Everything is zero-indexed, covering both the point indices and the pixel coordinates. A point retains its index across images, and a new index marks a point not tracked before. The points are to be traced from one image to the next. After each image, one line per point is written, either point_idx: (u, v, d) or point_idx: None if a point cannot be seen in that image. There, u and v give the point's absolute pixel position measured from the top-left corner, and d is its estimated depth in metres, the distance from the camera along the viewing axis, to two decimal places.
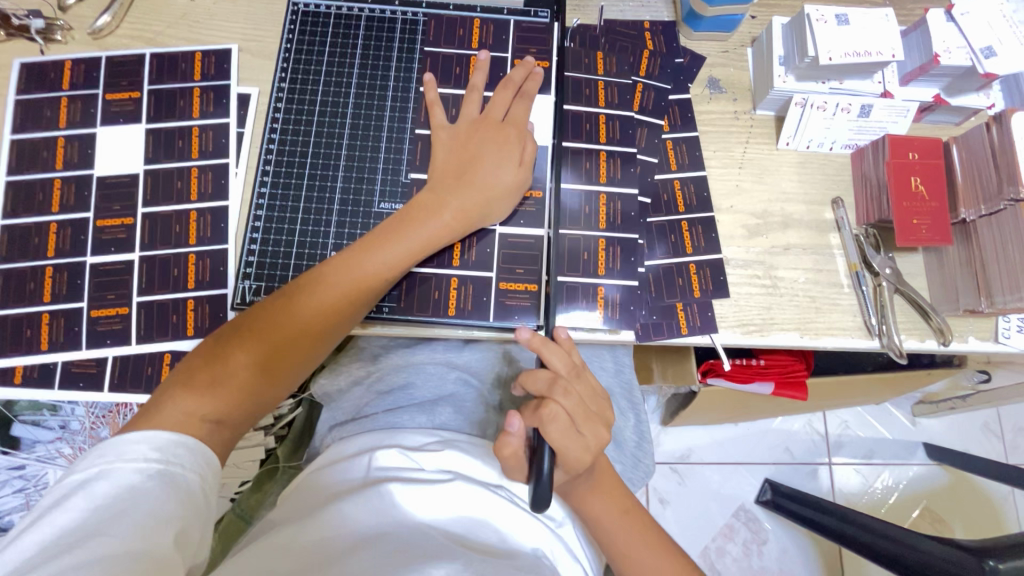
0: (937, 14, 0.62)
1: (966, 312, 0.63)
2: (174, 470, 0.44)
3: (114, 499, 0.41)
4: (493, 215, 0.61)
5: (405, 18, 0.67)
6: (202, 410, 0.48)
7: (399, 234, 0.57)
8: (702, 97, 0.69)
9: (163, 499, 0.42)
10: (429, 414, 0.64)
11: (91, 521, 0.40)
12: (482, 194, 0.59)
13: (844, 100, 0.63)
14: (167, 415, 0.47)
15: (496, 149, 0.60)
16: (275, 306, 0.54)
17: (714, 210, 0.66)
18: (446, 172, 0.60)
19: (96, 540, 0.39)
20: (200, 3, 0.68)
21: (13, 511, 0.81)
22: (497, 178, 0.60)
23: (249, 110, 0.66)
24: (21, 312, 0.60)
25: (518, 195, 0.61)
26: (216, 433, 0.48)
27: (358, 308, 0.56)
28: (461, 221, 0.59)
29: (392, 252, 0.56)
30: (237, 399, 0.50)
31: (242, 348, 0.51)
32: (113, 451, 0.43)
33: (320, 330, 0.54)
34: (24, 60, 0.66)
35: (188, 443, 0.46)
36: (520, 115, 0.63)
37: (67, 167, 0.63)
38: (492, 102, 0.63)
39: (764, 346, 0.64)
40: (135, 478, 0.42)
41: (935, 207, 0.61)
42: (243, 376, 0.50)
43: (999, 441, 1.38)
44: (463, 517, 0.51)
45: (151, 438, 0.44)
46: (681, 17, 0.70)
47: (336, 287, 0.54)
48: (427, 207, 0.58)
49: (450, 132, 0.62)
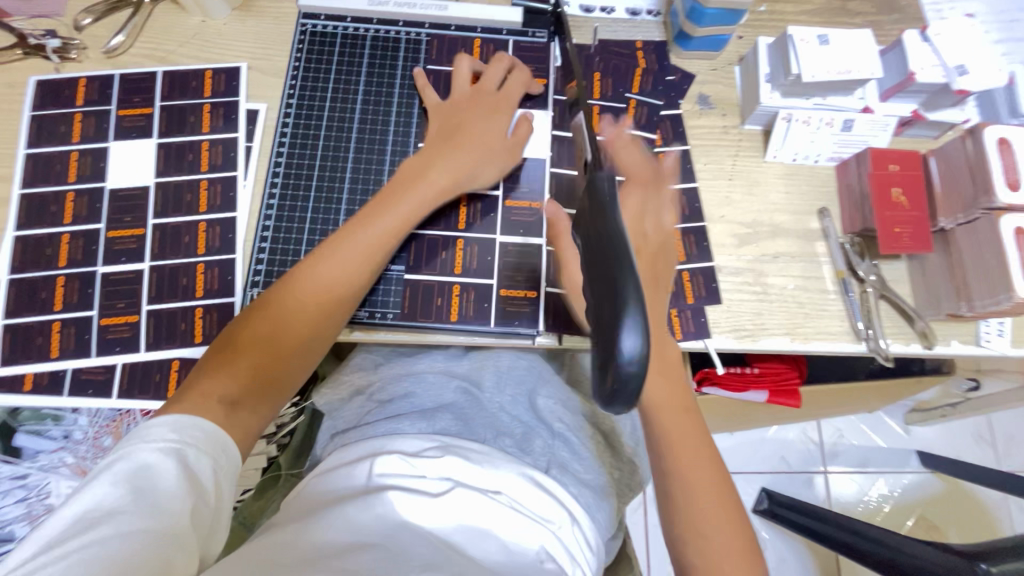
0: (912, 35, 0.66)
1: (948, 317, 0.65)
2: (189, 451, 0.46)
3: (135, 477, 0.43)
4: (481, 177, 0.63)
5: (408, 37, 0.70)
6: (219, 391, 0.51)
7: (392, 204, 0.59)
8: (692, 113, 0.72)
9: (177, 479, 0.44)
10: (429, 420, 0.65)
11: (114, 498, 0.42)
12: (471, 155, 0.63)
13: (827, 115, 0.67)
14: (186, 401, 0.49)
15: (482, 118, 0.65)
16: (277, 289, 0.56)
17: (706, 220, 0.69)
18: (437, 138, 0.64)
19: (117, 517, 0.41)
20: (211, 24, 0.71)
21: (15, 521, 0.78)
22: (484, 144, 0.64)
23: (257, 125, 0.68)
24: (33, 321, 0.62)
25: (508, 159, 0.64)
26: (233, 412, 0.51)
27: (359, 277, 0.57)
28: (451, 182, 0.62)
29: (386, 219, 0.59)
30: (247, 377, 0.52)
31: (250, 331, 0.54)
32: (136, 435, 0.46)
33: (330, 297, 0.56)
34: (40, 78, 0.68)
35: (205, 425, 0.48)
36: (510, 94, 0.67)
37: (80, 179, 0.65)
38: (483, 77, 0.67)
39: (756, 351, 0.66)
40: (153, 457, 0.45)
41: (916, 216, 0.64)
42: (248, 360, 0.53)
43: (991, 450, 1.40)
44: (461, 524, 0.52)
45: (170, 421, 0.47)
46: (671, 37, 0.73)
47: (336, 259, 0.56)
48: (414, 172, 0.61)
49: (442, 108, 0.66)
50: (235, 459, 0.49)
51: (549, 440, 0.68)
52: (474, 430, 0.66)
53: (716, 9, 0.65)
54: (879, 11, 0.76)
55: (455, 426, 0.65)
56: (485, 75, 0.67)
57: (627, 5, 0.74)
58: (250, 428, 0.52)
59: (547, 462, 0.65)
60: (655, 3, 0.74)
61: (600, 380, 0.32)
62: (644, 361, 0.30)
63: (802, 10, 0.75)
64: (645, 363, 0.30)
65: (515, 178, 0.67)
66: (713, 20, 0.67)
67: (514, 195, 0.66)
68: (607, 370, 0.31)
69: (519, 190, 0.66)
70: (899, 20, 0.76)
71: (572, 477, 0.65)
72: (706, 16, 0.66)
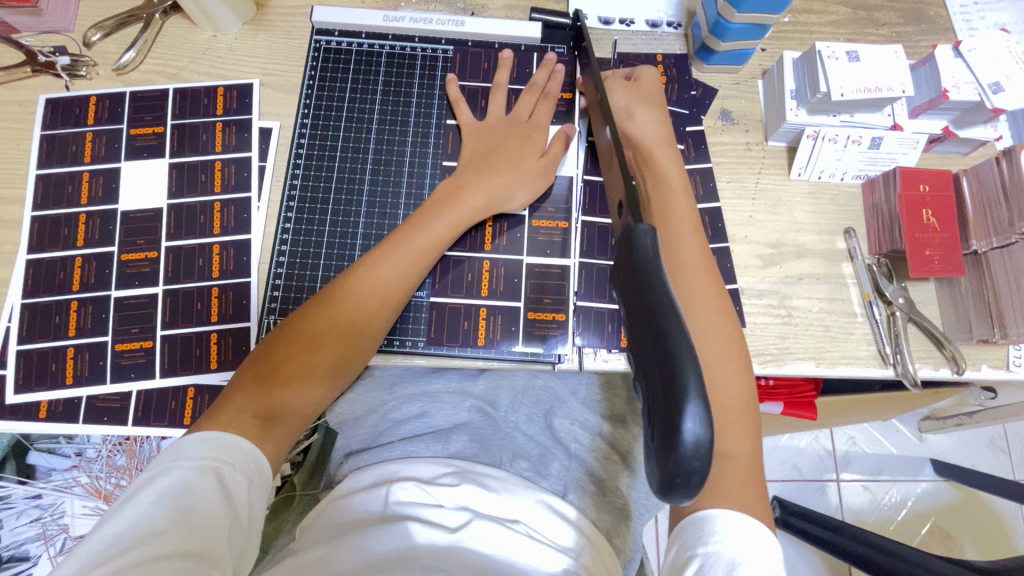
0: (945, 50, 0.64)
1: (979, 341, 0.64)
2: (226, 469, 0.46)
3: (174, 495, 0.43)
4: (516, 198, 0.62)
5: (425, 54, 0.69)
6: (250, 409, 0.50)
7: (427, 222, 0.58)
8: (714, 130, 0.70)
9: (214, 499, 0.44)
10: (444, 442, 0.64)
11: (152, 518, 0.42)
12: (504, 180, 0.61)
13: (854, 133, 0.65)
14: (221, 416, 0.49)
15: (518, 141, 0.64)
16: (317, 304, 0.55)
17: (729, 241, 0.67)
18: (472, 159, 0.63)
19: (157, 537, 0.40)
20: (222, 39, 0.69)
21: (30, 540, 0.83)
22: (519, 169, 0.62)
23: (271, 143, 0.66)
24: (46, 347, 0.61)
25: (540, 183, 0.63)
26: (268, 432, 0.50)
27: (393, 299, 0.56)
28: (483, 203, 0.60)
29: (421, 238, 0.58)
30: (281, 396, 0.52)
31: (282, 347, 0.53)
32: (174, 453, 0.46)
33: (361, 317, 0.55)
34: (50, 96, 0.67)
35: (240, 444, 0.48)
36: (542, 117, 0.65)
37: (92, 201, 0.64)
38: (516, 107, 0.66)
39: (780, 376, 0.64)
40: (190, 475, 0.44)
41: (947, 238, 0.63)
42: (280, 372, 0.52)
43: (1006, 458, 1.38)
44: (482, 555, 0.51)
45: (205, 438, 0.47)
46: (693, 50, 0.71)
47: (374, 277, 0.55)
48: (448, 194, 0.60)
49: (474, 129, 0.65)
50: (268, 482, 0.49)
51: (567, 462, 0.67)
52: (491, 451, 0.65)
53: (742, 24, 0.63)
54: (907, 21, 0.74)
55: (471, 449, 0.64)
56: (517, 104, 0.66)
57: (647, 18, 0.72)
58: (281, 449, 0.52)
59: (564, 486, 0.64)
60: (676, 15, 0.72)
61: (660, 461, 0.29)
62: (709, 449, 0.28)
63: (827, 21, 0.73)
64: (708, 448, 0.29)
65: (542, 196, 0.65)
66: (737, 34, 0.65)
67: (539, 212, 0.65)
68: (667, 453, 0.29)
69: (544, 209, 0.65)
70: (927, 31, 0.73)
71: (591, 500, 0.64)
72: (731, 31, 0.64)
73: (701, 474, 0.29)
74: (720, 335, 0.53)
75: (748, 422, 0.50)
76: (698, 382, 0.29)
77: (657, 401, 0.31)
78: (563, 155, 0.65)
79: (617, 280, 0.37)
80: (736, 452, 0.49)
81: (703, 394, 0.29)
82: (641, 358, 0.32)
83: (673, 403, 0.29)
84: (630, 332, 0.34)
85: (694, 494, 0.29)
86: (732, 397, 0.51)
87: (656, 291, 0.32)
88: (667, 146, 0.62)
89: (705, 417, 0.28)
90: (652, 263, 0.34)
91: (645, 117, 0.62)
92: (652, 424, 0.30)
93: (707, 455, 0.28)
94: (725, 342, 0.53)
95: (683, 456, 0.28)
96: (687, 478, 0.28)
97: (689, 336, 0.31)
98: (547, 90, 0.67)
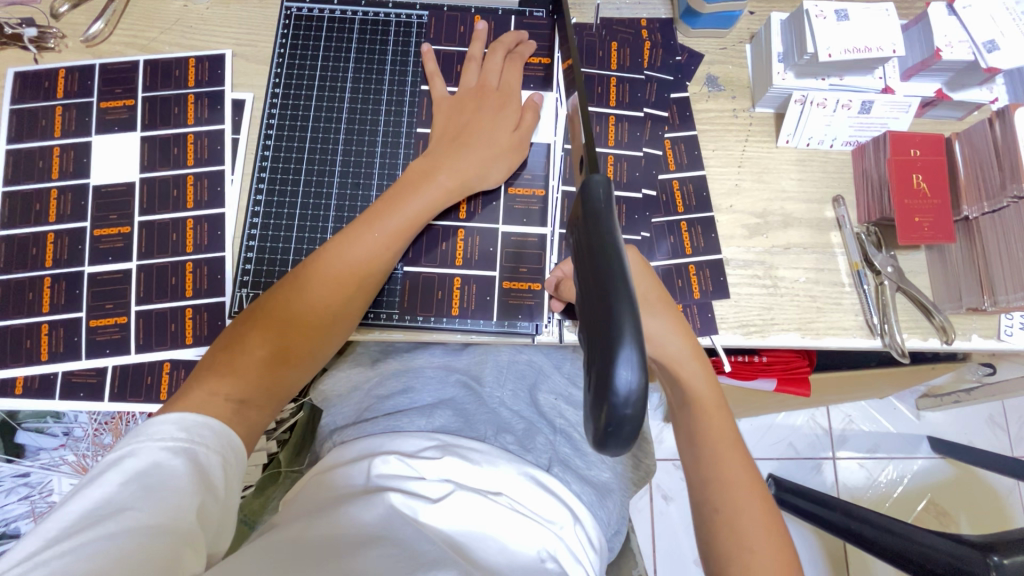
0: (938, 8, 0.61)
1: (969, 310, 0.62)
2: (199, 451, 0.45)
3: (144, 474, 0.42)
4: (492, 175, 0.60)
5: (399, 20, 0.67)
6: (224, 393, 0.49)
7: (401, 203, 0.56)
8: (700, 97, 0.68)
9: (185, 477, 0.43)
10: (428, 417, 0.62)
11: (121, 496, 0.41)
12: (474, 156, 0.59)
13: (844, 96, 0.62)
14: (193, 397, 0.48)
15: (490, 117, 0.61)
16: (289, 286, 0.53)
17: (714, 210, 0.65)
18: (442, 137, 0.60)
19: (123, 514, 0.40)
20: (193, 9, 0.67)
21: (19, 518, 0.83)
22: (494, 144, 0.60)
23: (243, 116, 0.65)
24: (20, 323, 0.60)
25: (516, 157, 0.61)
26: (240, 414, 0.49)
27: (366, 280, 0.55)
28: (458, 184, 0.58)
29: (396, 219, 0.55)
30: (257, 378, 0.50)
31: (257, 331, 0.52)
32: (142, 432, 0.44)
33: (336, 298, 0.54)
34: (19, 69, 0.65)
35: (212, 424, 0.46)
36: (511, 82, 0.63)
37: (63, 176, 0.63)
38: (485, 70, 0.63)
39: (766, 347, 0.63)
40: (162, 456, 0.43)
41: (937, 205, 0.61)
42: (252, 362, 0.50)
43: (1004, 435, 1.37)
44: (466, 527, 0.50)
45: (178, 420, 0.45)
46: (678, 14, 0.69)
47: (347, 261, 0.54)
48: (424, 174, 0.58)
49: (448, 102, 0.62)
50: (241, 458, 0.48)
51: (551, 436, 0.66)
52: (475, 426, 0.62)
53: None
54: None
55: (455, 423, 0.63)
56: (486, 64, 0.63)
57: None
58: (259, 426, 0.51)
59: (549, 459, 0.63)
60: None
61: (594, 414, 0.29)
62: (641, 396, 0.28)
63: None
64: (641, 396, 0.28)
65: (519, 164, 0.64)
66: None
67: (517, 180, 0.64)
68: (601, 403, 0.28)
69: (522, 177, 0.64)
70: None
71: (574, 475, 0.63)
72: None
73: (634, 421, 0.28)
74: (763, 536, 0.48)
75: (752, 475, 0.51)
76: (635, 325, 0.28)
77: (597, 353, 0.30)
78: (536, 125, 0.63)
79: (571, 235, 0.36)
80: (747, 507, 0.49)
81: (641, 341, 0.28)
82: (587, 308, 0.31)
83: (608, 354, 0.28)
84: (580, 288, 0.33)
85: (630, 445, 0.29)
86: (760, 548, 0.47)
87: (609, 243, 0.31)
88: (692, 354, 0.54)
89: (639, 362, 0.28)
90: (602, 214, 0.33)
91: (656, 318, 0.53)
92: (592, 375, 0.30)
93: (642, 404, 0.28)
94: (772, 535, 0.48)
95: (614, 406, 0.28)
96: (620, 426, 0.28)
97: (633, 287, 0.30)
98: (516, 57, 0.64)
